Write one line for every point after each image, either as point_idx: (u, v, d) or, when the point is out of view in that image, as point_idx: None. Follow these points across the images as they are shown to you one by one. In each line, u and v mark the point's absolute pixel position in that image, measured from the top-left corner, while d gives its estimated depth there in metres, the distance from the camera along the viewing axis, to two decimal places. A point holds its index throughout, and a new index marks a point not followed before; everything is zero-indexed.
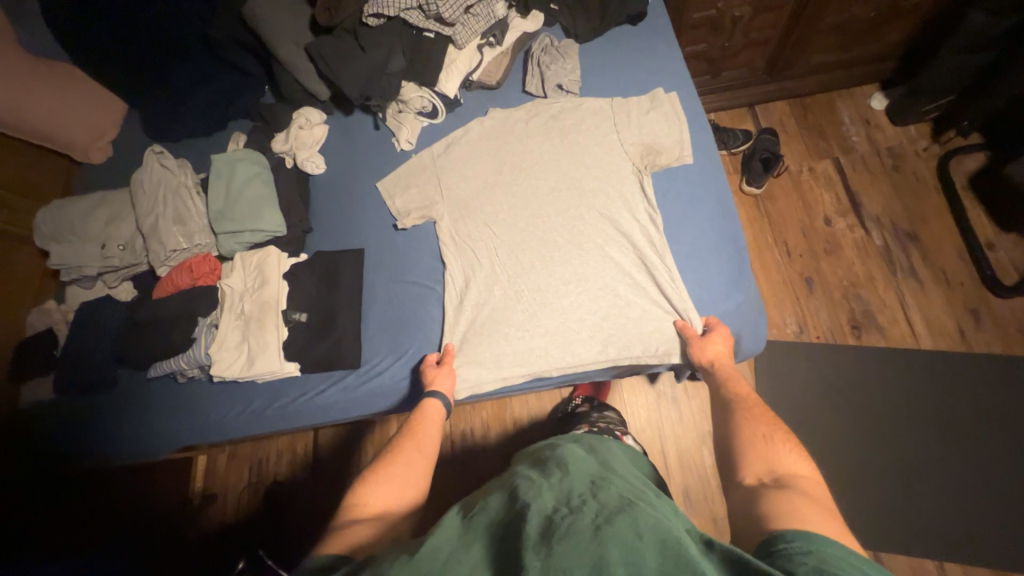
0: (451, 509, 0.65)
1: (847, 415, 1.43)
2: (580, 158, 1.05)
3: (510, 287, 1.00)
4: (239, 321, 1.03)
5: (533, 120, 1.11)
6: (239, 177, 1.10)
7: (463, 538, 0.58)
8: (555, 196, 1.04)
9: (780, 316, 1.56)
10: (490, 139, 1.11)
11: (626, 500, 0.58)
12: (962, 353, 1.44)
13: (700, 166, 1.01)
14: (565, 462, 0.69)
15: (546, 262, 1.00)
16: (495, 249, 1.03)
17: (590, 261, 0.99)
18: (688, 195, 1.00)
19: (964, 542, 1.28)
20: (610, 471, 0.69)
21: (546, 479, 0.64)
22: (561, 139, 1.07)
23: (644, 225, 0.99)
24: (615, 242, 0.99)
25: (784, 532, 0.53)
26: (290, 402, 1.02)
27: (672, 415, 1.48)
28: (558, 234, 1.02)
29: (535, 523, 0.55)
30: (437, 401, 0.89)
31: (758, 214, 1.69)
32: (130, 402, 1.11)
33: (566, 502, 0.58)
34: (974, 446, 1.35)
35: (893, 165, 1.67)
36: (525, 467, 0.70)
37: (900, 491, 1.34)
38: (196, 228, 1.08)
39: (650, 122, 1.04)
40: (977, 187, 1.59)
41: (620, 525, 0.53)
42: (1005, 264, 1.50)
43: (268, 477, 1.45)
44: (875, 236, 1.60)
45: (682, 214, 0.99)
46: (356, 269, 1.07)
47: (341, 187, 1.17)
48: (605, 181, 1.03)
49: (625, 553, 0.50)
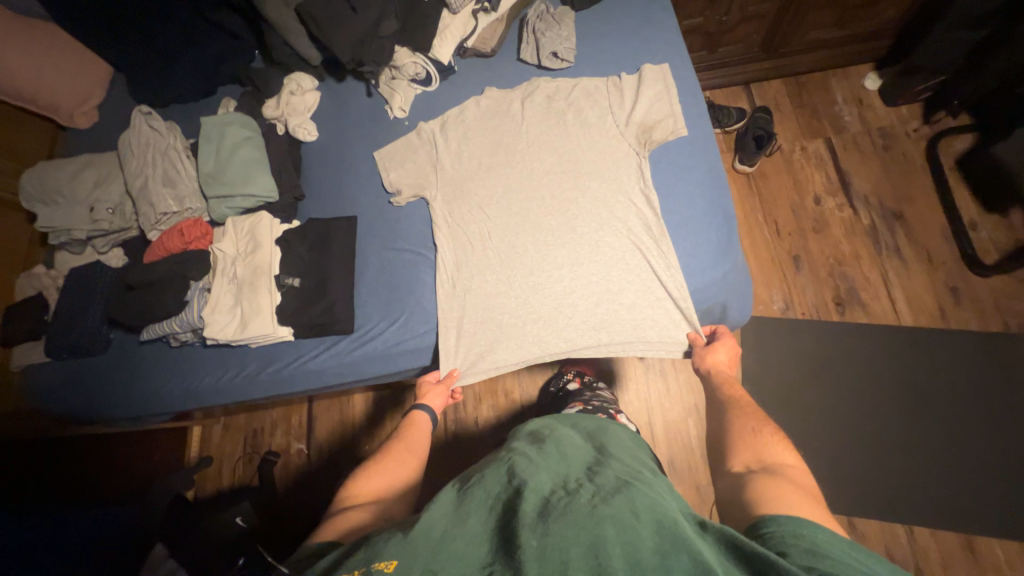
0: (449, 484, 0.69)
1: (828, 390, 1.47)
2: (574, 141, 1.04)
3: (504, 273, 0.99)
4: (231, 285, 1.02)
5: (526, 98, 1.10)
6: (229, 142, 1.09)
7: (459, 510, 0.61)
8: (550, 179, 1.03)
9: (767, 293, 1.59)
10: (484, 113, 1.11)
11: (623, 482, 0.62)
12: (939, 328, 1.49)
13: (695, 136, 1.00)
14: (563, 447, 0.74)
15: (538, 245, 0.99)
16: (487, 227, 1.03)
17: (584, 246, 0.98)
18: (680, 165, 0.99)
19: (933, 508, 1.33)
20: (605, 454, 0.74)
21: (543, 459, 0.69)
22: (558, 121, 1.06)
23: (640, 212, 0.97)
24: (612, 229, 0.98)
25: (776, 515, 0.55)
26: (284, 365, 1.03)
27: (659, 387, 1.52)
28: (551, 218, 1.00)
29: (532, 501, 0.58)
30: (423, 414, 0.95)
31: (750, 192, 1.71)
32: (121, 365, 1.11)
33: (563, 484, 0.63)
34: (946, 418, 1.41)
35: (883, 146, 1.69)
36: (521, 444, 0.75)
37: (875, 461, 1.39)
38: (187, 191, 1.07)
39: (647, 101, 1.02)
40: (964, 169, 1.61)
41: (617, 506, 0.56)
42: (985, 243, 1.54)
43: (263, 446, 1.47)
44: (863, 216, 1.63)
45: (673, 184, 0.99)
46: (349, 235, 1.08)
47: (335, 155, 1.17)
48: (601, 157, 1.02)
49: (622, 532, 0.52)
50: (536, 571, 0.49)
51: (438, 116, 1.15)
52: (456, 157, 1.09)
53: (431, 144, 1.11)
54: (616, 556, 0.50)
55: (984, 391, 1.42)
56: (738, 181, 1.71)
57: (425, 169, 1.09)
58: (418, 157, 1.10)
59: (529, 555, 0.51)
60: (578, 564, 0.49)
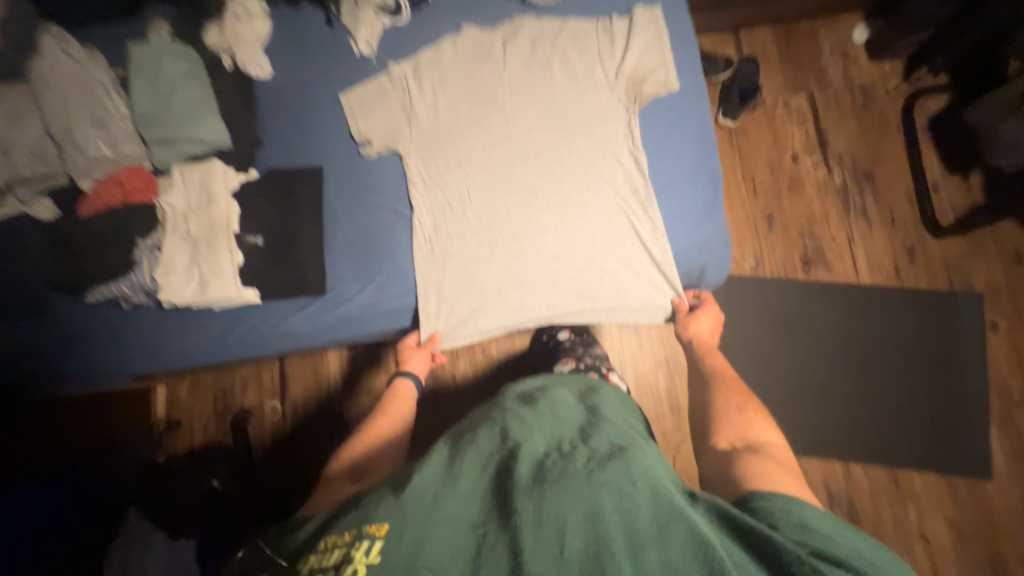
0: (439, 444, 0.73)
1: (788, 344, 1.56)
2: (560, 93, 0.97)
3: (484, 236, 0.95)
4: (185, 243, 0.92)
5: (508, 40, 1.00)
6: (168, 78, 0.96)
7: (452, 472, 0.66)
8: (534, 134, 0.96)
9: (740, 251, 1.62)
10: (461, 54, 1.01)
11: (618, 449, 0.67)
12: (892, 286, 1.58)
13: (686, 89, 0.95)
14: (557, 410, 0.79)
15: (521, 207, 0.95)
16: (467, 185, 0.97)
17: (569, 210, 0.94)
18: (670, 121, 0.95)
19: (867, 447, 1.48)
20: (598, 416, 0.79)
21: (540, 425, 0.74)
22: (543, 68, 0.98)
23: (629, 173, 0.94)
24: (599, 192, 0.94)
25: (758, 491, 0.65)
26: (254, 328, 0.98)
27: (632, 342, 1.56)
28: (536, 178, 0.95)
29: (529, 471, 0.64)
30: (408, 382, 0.99)
31: (730, 148, 1.69)
32: (50, 335, 0.96)
33: (559, 449, 0.68)
34: (888, 369, 1.53)
35: (862, 104, 1.68)
36: (517, 406, 0.79)
37: (823, 409, 1.52)
38: (121, 134, 0.94)
39: (638, 48, 0.95)
40: (934, 130, 1.64)
41: (613, 477, 0.61)
42: (944, 205, 1.60)
43: (234, 404, 1.43)
44: (836, 176, 1.65)
45: (661, 141, 0.95)
46: (315, 189, 0.99)
47: (293, 95, 1.05)
48: (589, 110, 0.96)
49: (619, 502, 0.58)
50: (535, 536, 0.55)
51: (409, 55, 1.04)
52: (431, 104, 1.00)
53: (404, 89, 1.01)
54: (613, 525, 0.56)
55: (925, 343, 1.54)
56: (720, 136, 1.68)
57: (397, 116, 1.00)
58: (389, 102, 1.00)
59: (529, 520, 0.57)
60: (576, 531, 0.56)
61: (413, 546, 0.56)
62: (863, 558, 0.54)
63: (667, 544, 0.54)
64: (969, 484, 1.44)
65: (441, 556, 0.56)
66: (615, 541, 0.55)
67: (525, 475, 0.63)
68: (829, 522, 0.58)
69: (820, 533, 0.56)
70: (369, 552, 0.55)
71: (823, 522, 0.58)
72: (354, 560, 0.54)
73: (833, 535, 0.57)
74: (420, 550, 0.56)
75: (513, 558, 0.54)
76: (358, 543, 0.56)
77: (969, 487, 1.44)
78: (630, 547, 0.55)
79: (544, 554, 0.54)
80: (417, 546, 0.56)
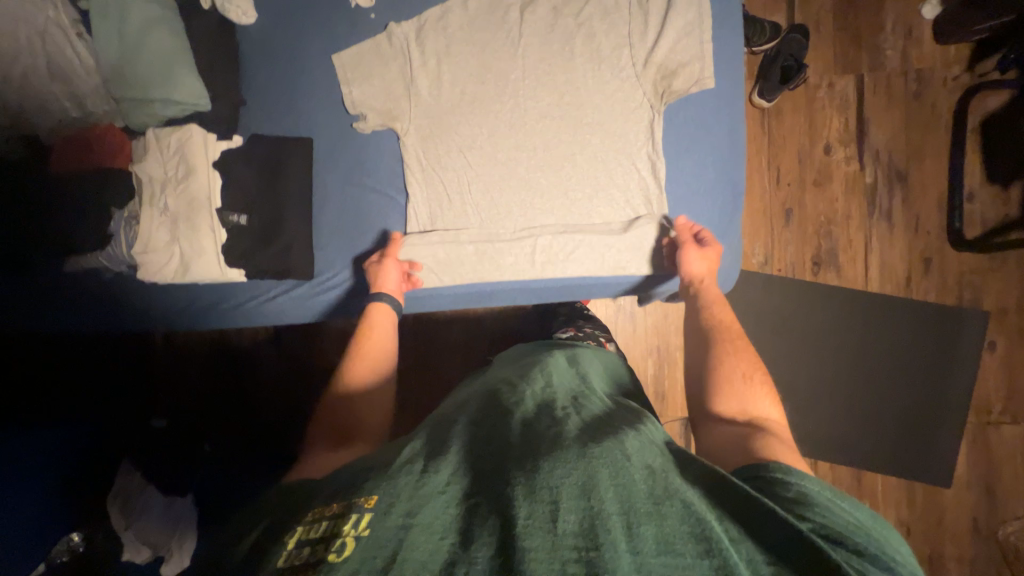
0: (425, 423, 0.69)
1: (784, 345, 1.53)
2: (578, 79, 0.91)
3: (483, 234, 0.91)
4: (163, 217, 0.86)
5: (528, 10, 0.90)
6: (134, 23, 0.84)
7: (437, 445, 0.60)
8: (545, 127, 0.91)
9: (750, 246, 1.54)
10: (474, 23, 0.91)
11: (610, 425, 0.65)
12: (901, 297, 1.53)
13: (722, 87, 0.92)
14: (550, 378, 0.77)
15: (524, 207, 0.91)
16: (467, 177, 0.92)
17: (576, 212, 0.91)
18: (694, 128, 0.93)
19: (845, 451, 1.50)
20: (588, 388, 0.78)
21: (530, 395, 0.72)
22: (563, 50, 0.91)
23: (643, 181, 0.92)
24: (608, 198, 0.92)
25: (772, 462, 0.60)
26: (231, 307, 0.95)
27: (626, 325, 1.53)
28: (542, 176, 0.91)
29: (519, 441, 0.60)
30: (384, 306, 0.85)
31: (760, 131, 1.55)
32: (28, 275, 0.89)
33: (551, 420, 0.65)
34: (878, 379, 1.52)
35: (914, 94, 1.52)
36: (511, 380, 0.77)
37: (807, 410, 1.51)
38: (85, 89, 0.84)
39: (670, 39, 0.89)
40: (985, 132, 1.50)
41: (608, 450, 0.57)
42: (974, 216, 1.52)
43: (227, 350, 1.30)
44: (868, 172, 1.54)
45: (683, 146, 0.93)
46: (303, 162, 0.92)
47: (283, 52, 0.94)
48: (608, 109, 0.91)
49: (615, 476, 0.54)
50: (527, 507, 0.49)
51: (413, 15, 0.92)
52: (435, 81, 0.91)
53: (404, 56, 0.91)
54: (609, 499, 0.51)
55: (919, 355, 1.52)
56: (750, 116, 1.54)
57: (396, 86, 0.91)
58: (388, 70, 0.91)
59: (520, 491, 0.51)
60: (572, 505, 0.50)
61: (401, 516, 0.48)
62: (864, 535, 0.52)
63: (666, 520, 0.49)
64: (927, 492, 1.48)
65: (429, 530, 0.48)
66: (614, 516, 0.49)
67: (515, 446, 0.59)
68: (829, 495, 0.55)
69: (825, 507, 0.53)
70: (358, 524, 0.48)
71: (818, 494, 0.55)
72: (342, 534, 0.47)
73: (832, 508, 0.54)
74: (408, 523, 0.48)
75: (503, 532, 0.48)
76: (347, 516, 0.49)
77: (927, 494, 1.48)
78: (629, 523, 0.49)
79: (537, 527, 0.47)
80: (404, 519, 0.48)
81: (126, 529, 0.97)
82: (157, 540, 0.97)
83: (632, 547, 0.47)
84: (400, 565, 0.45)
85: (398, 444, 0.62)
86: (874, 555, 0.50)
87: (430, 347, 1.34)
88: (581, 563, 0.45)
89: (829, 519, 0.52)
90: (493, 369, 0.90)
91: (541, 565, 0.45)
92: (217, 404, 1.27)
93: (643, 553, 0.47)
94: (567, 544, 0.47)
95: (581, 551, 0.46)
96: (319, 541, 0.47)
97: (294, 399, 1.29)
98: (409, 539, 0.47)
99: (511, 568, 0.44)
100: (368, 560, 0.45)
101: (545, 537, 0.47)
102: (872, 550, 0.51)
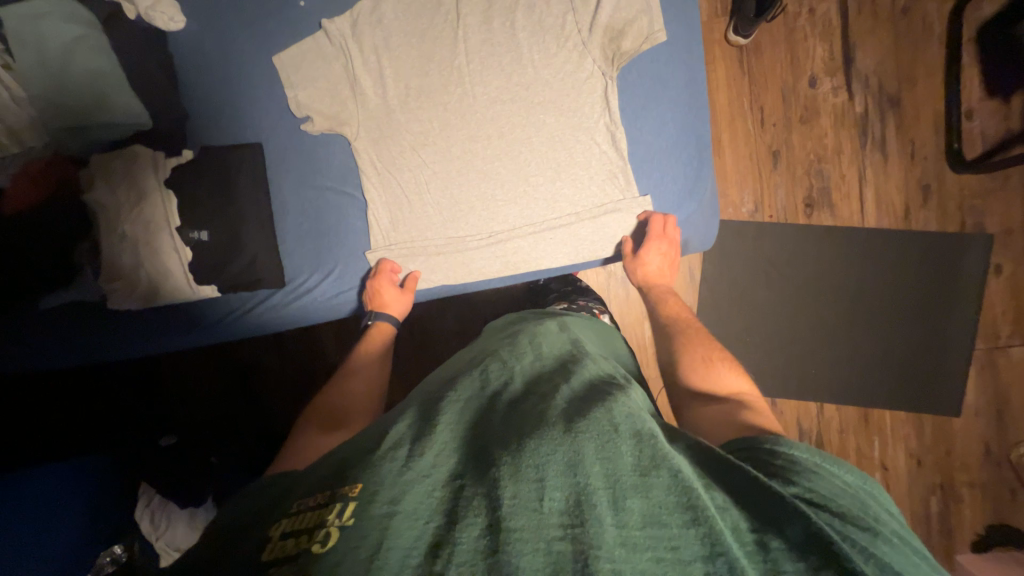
0: (410, 405, 0.66)
1: (781, 292, 1.48)
2: (525, 48, 0.96)
3: (446, 220, 0.99)
4: (123, 244, 0.85)
5: (464, 1, 0.95)
6: (55, 46, 0.81)
7: (424, 426, 0.57)
8: (500, 110, 0.96)
9: (739, 194, 1.47)
10: (411, 8, 0.95)
11: (599, 392, 0.61)
12: (901, 229, 1.47)
13: (675, 38, 0.97)
14: (539, 352, 0.75)
15: (481, 187, 0.98)
16: (423, 167, 0.97)
17: (537, 190, 0.98)
18: (650, 87, 0.98)
19: (849, 392, 1.48)
20: (580, 352, 0.75)
21: (519, 372, 0.70)
22: (509, 31, 0.96)
23: (603, 149, 0.98)
24: (572, 178, 0.98)
25: (777, 437, 0.59)
26: (214, 323, 0.96)
27: (619, 293, 1.42)
28: (497, 156, 0.97)
29: (505, 422, 0.58)
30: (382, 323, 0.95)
31: (738, 72, 1.46)
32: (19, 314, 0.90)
33: (539, 396, 0.63)
34: (880, 318, 1.48)
35: (902, 9, 1.43)
36: (499, 352, 0.75)
37: (807, 354, 1.49)
38: (19, 123, 0.83)
39: None
40: (984, 41, 1.41)
41: (593, 421, 0.54)
42: (974, 135, 1.44)
43: (235, 359, 1.28)
44: (857, 102, 1.45)
45: (643, 105, 0.98)
46: (256, 170, 0.94)
47: (225, 60, 0.94)
48: (563, 82, 0.96)
49: (601, 449, 0.51)
50: (511, 487, 0.47)
51: (345, 3, 0.95)
52: (378, 84, 0.95)
53: (341, 49, 0.94)
54: (594, 473, 0.48)
55: (925, 288, 1.47)
56: (727, 57, 1.45)
57: (343, 96, 0.95)
58: (334, 72, 0.94)
59: (504, 472, 0.49)
60: (557, 483, 0.48)
61: (384, 505, 0.47)
62: (851, 497, 0.51)
63: (651, 493, 0.47)
64: (935, 422, 1.47)
65: (415, 516, 0.47)
66: (599, 492, 0.47)
67: (502, 425, 0.58)
68: (814, 457, 0.55)
69: (829, 482, 0.52)
70: (343, 513, 0.47)
71: (802, 457, 0.55)
72: (326, 523, 0.46)
73: (817, 475, 0.53)
74: (392, 511, 0.46)
75: (487, 514, 0.46)
76: (331, 505, 0.48)
77: (936, 425, 1.47)
78: (615, 498, 0.47)
79: (523, 507, 0.46)
80: (388, 507, 0.47)
81: (157, 538, 1.00)
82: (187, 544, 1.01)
83: (617, 522, 0.45)
84: (384, 556, 0.43)
85: (389, 424, 0.60)
86: (858, 517, 0.48)
87: (418, 341, 1.29)
88: (567, 541, 0.44)
89: (811, 485, 0.51)
90: (482, 340, 0.90)
91: (524, 546, 0.43)
92: (232, 413, 1.27)
93: (629, 527, 0.45)
94: (552, 523, 0.45)
95: (566, 528, 0.44)
96: (303, 532, 0.47)
97: (301, 397, 1.29)
98: (394, 528, 0.45)
99: (497, 552, 0.43)
100: (351, 551, 0.43)
101: (530, 516, 0.45)
102: (855, 510, 0.49)
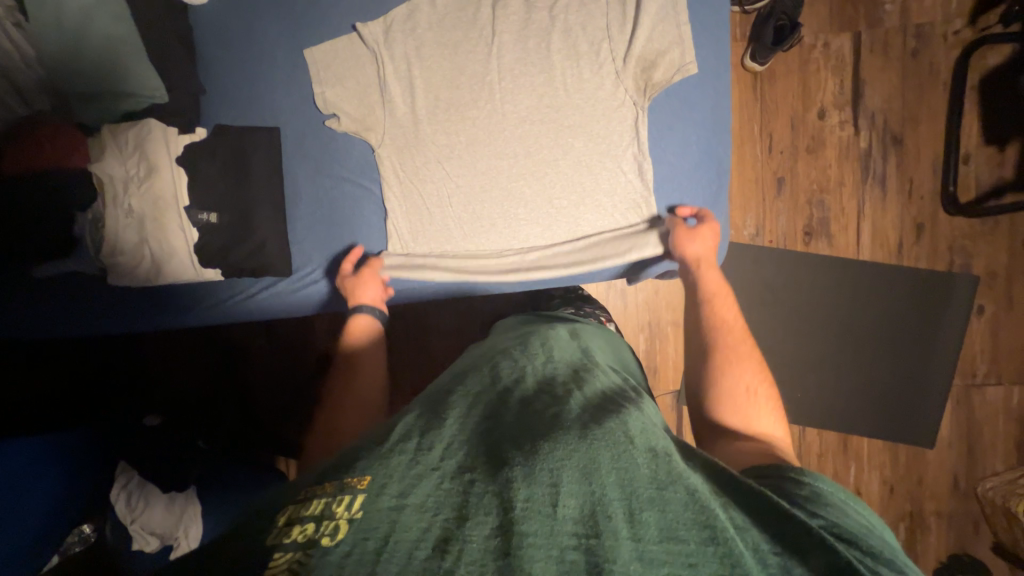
0: (417, 399, 0.65)
1: (775, 315, 1.52)
2: (553, 56, 0.96)
3: (465, 216, 0.98)
4: (130, 219, 0.83)
5: (497, 5, 0.95)
6: (73, 9, 0.78)
7: (433, 420, 0.56)
8: (527, 128, 0.97)
9: (741, 217, 1.50)
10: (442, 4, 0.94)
11: (612, 404, 0.62)
12: (893, 264, 1.52)
13: (702, 60, 0.98)
14: (551, 354, 0.74)
15: (502, 186, 0.98)
16: (444, 165, 0.97)
17: (554, 192, 0.98)
18: (675, 107, 0.99)
19: (831, 417, 1.52)
20: (591, 361, 0.75)
21: (530, 371, 0.69)
22: (539, 38, 0.96)
23: (623, 162, 0.99)
24: (593, 193, 0.99)
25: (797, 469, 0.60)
26: (212, 306, 0.95)
27: (618, 304, 1.43)
28: (520, 160, 0.97)
29: (516, 422, 0.57)
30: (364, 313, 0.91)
31: (751, 96, 1.48)
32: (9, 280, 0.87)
33: (551, 398, 0.62)
34: (866, 348, 1.53)
35: (913, 51, 1.47)
36: (510, 352, 0.74)
37: (794, 377, 1.53)
38: (31, 84, 0.81)
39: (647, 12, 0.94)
40: (987, 91, 1.47)
41: (608, 431, 0.54)
42: (969, 179, 1.50)
43: (227, 341, 1.26)
44: (862, 137, 1.49)
45: (668, 123, 0.99)
46: (272, 152, 0.92)
47: (249, 40, 0.93)
48: (588, 92, 0.97)
49: (616, 459, 0.51)
50: (525, 490, 0.47)
51: None
52: (405, 79, 0.95)
53: (368, 39, 0.93)
54: (609, 484, 0.48)
55: (911, 321, 1.52)
56: (742, 81, 1.47)
57: (369, 91, 0.94)
58: (364, 72, 0.94)
59: (518, 474, 0.48)
60: (571, 490, 0.47)
61: (394, 499, 0.46)
62: (870, 532, 0.52)
63: (668, 508, 0.47)
64: (909, 451, 1.52)
65: (422, 510, 0.46)
66: (614, 503, 0.47)
67: (513, 424, 0.57)
68: (838, 493, 0.56)
69: (840, 510, 0.53)
70: (351, 506, 0.45)
71: (826, 491, 0.56)
72: (335, 515, 0.45)
73: (838, 508, 0.53)
74: (402, 505, 0.45)
75: (499, 514, 0.45)
76: (339, 497, 0.47)
77: (910, 455, 1.52)
78: (630, 510, 0.46)
79: (535, 511, 0.45)
80: (396, 500, 0.46)
81: (132, 520, 0.95)
82: (163, 530, 0.94)
83: (633, 534, 0.45)
84: (391, 549, 0.42)
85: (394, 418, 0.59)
86: (884, 555, 0.48)
87: (414, 334, 1.29)
88: (580, 551, 0.43)
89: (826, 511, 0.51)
90: (490, 338, 0.89)
91: (536, 552, 0.43)
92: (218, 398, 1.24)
93: (645, 540, 0.45)
94: (566, 530, 0.45)
95: (580, 538, 0.44)
96: (311, 519, 0.46)
97: (292, 384, 1.27)
98: (401, 521, 0.44)
99: (509, 553, 0.42)
100: (360, 542, 0.42)
101: (543, 521, 0.45)
102: (880, 548, 0.49)
